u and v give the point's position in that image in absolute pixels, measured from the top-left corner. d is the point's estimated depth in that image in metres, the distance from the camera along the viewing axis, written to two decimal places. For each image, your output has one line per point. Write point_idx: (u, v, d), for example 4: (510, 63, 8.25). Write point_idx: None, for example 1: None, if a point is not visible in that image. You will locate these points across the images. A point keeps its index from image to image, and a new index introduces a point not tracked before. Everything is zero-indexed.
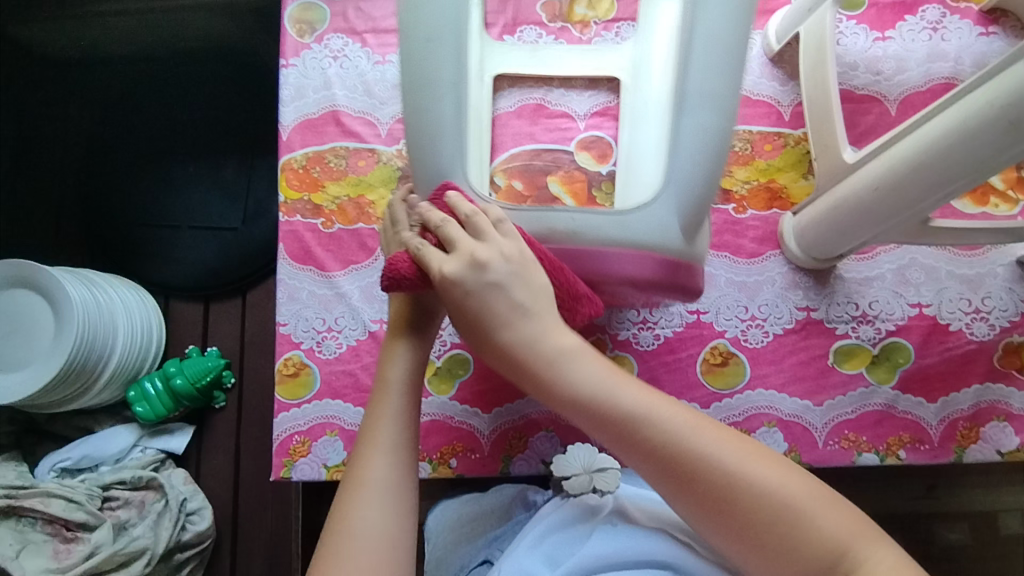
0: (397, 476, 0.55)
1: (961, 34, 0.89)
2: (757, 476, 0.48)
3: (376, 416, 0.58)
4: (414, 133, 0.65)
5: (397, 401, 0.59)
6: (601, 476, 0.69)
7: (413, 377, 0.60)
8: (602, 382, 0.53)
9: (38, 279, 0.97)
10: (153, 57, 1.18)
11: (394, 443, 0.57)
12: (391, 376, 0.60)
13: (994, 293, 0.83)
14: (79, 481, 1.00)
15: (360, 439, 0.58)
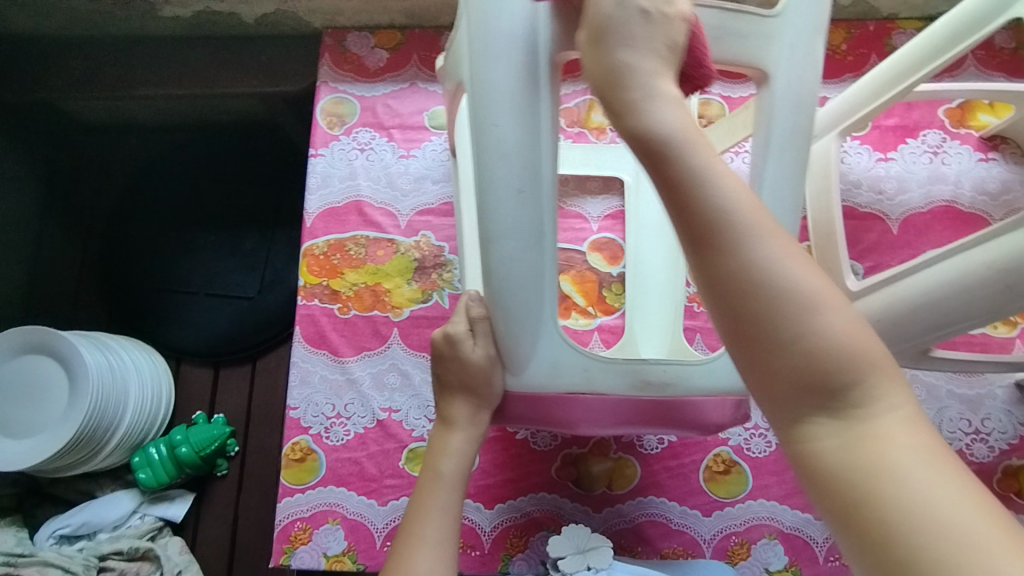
0: (436, 565, 0.61)
1: (961, 159, 0.93)
2: (807, 294, 0.38)
3: (424, 510, 0.64)
4: (498, 295, 0.60)
5: (446, 496, 0.65)
6: (592, 553, 0.74)
7: (462, 473, 0.67)
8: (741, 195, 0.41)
9: (57, 345, 0.99)
10: (187, 128, 1.23)
11: (439, 537, 0.63)
12: (445, 470, 0.67)
13: (993, 414, 0.85)
14: (77, 550, 1.00)
15: (404, 533, 0.64)
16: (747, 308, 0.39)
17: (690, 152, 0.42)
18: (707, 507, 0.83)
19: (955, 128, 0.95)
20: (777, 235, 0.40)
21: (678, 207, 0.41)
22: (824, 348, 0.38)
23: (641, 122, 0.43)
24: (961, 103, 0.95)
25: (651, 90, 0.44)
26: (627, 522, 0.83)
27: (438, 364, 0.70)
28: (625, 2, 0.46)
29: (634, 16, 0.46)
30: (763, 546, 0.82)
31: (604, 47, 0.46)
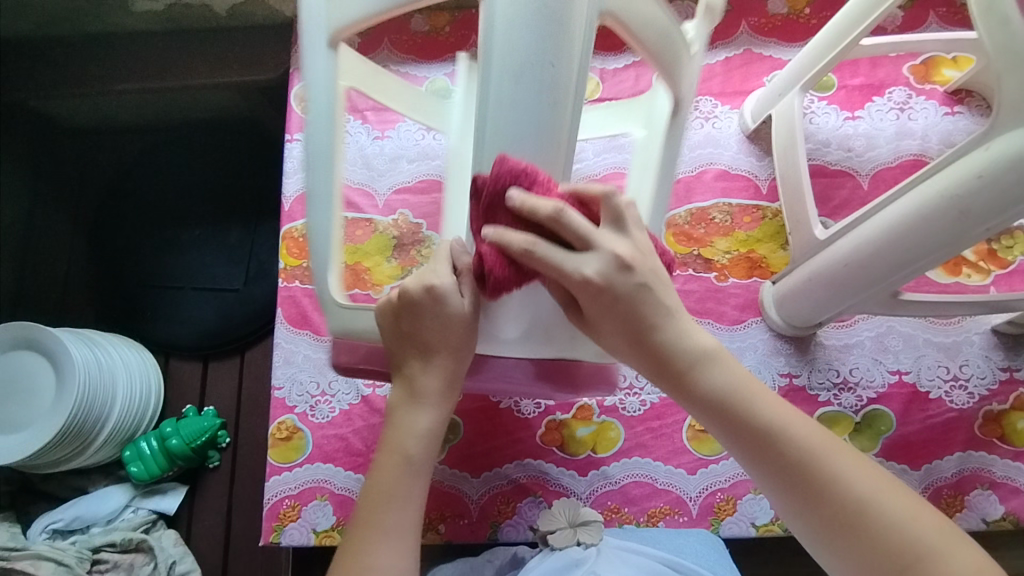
0: (397, 559, 0.59)
1: (927, 113, 0.95)
2: (882, 502, 0.51)
3: (389, 495, 0.62)
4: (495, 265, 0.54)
5: (404, 479, 0.62)
6: (584, 528, 0.74)
7: (423, 453, 0.64)
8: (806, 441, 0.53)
9: (43, 341, 1.00)
10: (166, 127, 1.24)
11: (400, 526, 0.61)
12: (408, 451, 0.63)
13: (971, 360, 0.86)
14: (70, 543, 1.00)
15: (363, 514, 0.62)
16: (840, 522, 0.51)
17: (749, 409, 0.54)
18: (692, 466, 0.84)
19: (920, 84, 0.96)
20: (835, 450, 0.53)
21: (762, 462, 0.54)
22: (912, 543, 0.49)
23: (699, 389, 0.55)
24: (925, 60, 0.97)
25: (695, 349, 0.55)
26: (612, 484, 0.84)
27: (411, 321, 0.61)
28: (624, 280, 0.52)
29: (632, 288, 0.53)
30: (749, 501, 0.82)
31: (633, 308, 0.53)
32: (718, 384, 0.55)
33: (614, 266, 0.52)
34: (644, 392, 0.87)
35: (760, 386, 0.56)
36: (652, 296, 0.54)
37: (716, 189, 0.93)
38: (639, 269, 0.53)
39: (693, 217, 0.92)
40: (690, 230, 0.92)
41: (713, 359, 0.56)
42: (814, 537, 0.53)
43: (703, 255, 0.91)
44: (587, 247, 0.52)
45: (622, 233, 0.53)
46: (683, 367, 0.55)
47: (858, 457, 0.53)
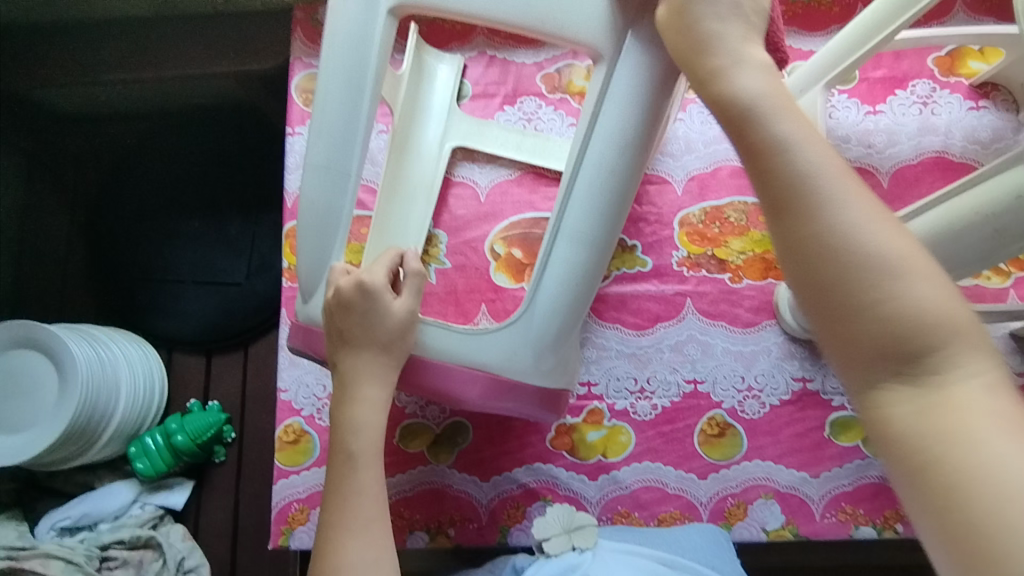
0: (376, 549, 0.57)
1: (951, 108, 0.91)
2: (911, 285, 0.39)
3: (344, 497, 0.59)
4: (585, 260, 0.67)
5: (356, 476, 0.60)
6: (579, 533, 0.74)
7: (373, 446, 0.62)
8: (806, 144, 0.43)
9: (44, 339, 0.98)
10: (163, 114, 1.21)
11: (365, 520, 0.58)
12: (355, 448, 0.61)
13: None
14: (78, 541, 1.00)
15: (325, 525, 0.59)
16: (839, 303, 0.40)
17: (778, 122, 0.44)
18: (702, 470, 0.83)
19: (945, 77, 0.92)
20: (878, 211, 0.41)
21: (749, 145, 0.44)
22: (897, 303, 0.39)
23: (728, 91, 0.47)
24: (950, 51, 0.93)
25: (738, 57, 0.48)
26: (622, 489, 0.83)
27: (341, 317, 0.63)
28: (734, 13, 0.51)
29: (723, 2, 0.51)
30: (760, 506, 0.82)
31: (691, 18, 0.51)
32: (775, 129, 0.43)
33: None
34: (655, 396, 0.85)
35: (803, 115, 0.45)
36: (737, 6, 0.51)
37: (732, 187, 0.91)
38: None
39: (707, 216, 0.90)
40: (703, 230, 0.89)
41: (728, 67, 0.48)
42: (793, 273, 0.42)
43: (717, 255, 0.89)
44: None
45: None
46: (715, 66, 0.48)
47: (884, 210, 0.41)
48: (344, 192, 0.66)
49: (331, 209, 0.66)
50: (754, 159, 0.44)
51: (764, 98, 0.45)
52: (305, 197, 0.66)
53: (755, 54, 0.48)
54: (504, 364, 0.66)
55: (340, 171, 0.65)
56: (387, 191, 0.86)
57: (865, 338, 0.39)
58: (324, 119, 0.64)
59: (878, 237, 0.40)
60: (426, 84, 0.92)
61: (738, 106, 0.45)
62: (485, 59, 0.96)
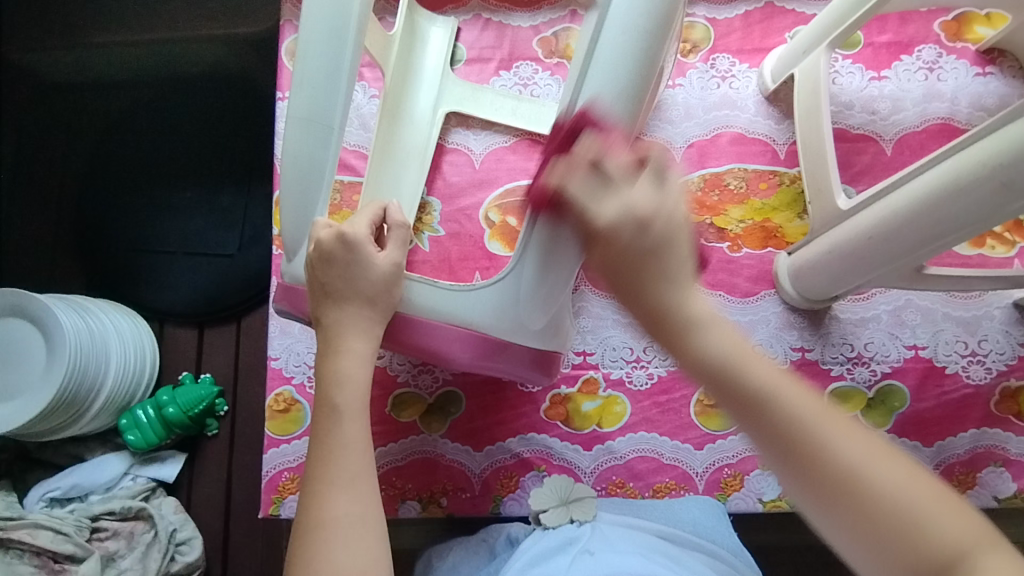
0: (356, 504, 0.55)
1: (957, 74, 0.89)
2: (886, 481, 0.42)
3: (328, 448, 0.58)
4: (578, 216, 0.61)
5: (341, 430, 0.58)
6: (577, 505, 0.73)
7: (359, 399, 0.60)
8: (771, 380, 0.45)
9: (31, 308, 0.97)
10: (152, 82, 1.18)
11: (349, 475, 0.56)
12: (341, 402, 0.60)
13: (990, 335, 0.83)
14: (68, 511, 0.99)
15: (310, 478, 0.57)
16: (838, 494, 0.42)
17: (750, 371, 0.45)
18: (698, 441, 0.82)
19: (952, 42, 0.90)
20: (840, 423, 0.44)
21: (753, 419, 0.45)
22: (890, 497, 0.41)
23: (696, 359, 0.46)
24: (958, 15, 0.91)
25: (699, 315, 0.47)
26: (617, 459, 0.82)
27: (322, 270, 0.62)
28: (634, 234, 0.48)
29: (641, 253, 0.47)
30: (756, 477, 0.81)
31: (640, 280, 0.48)
32: (714, 350, 0.46)
33: (643, 214, 0.47)
34: (651, 365, 0.84)
35: (772, 362, 0.46)
36: (670, 257, 0.47)
37: (731, 154, 0.89)
38: (659, 225, 0.48)
39: (706, 183, 0.88)
40: (702, 197, 0.87)
41: (701, 317, 0.47)
42: (793, 478, 0.44)
43: (716, 224, 0.87)
44: (610, 191, 0.49)
45: (608, 189, 0.49)
46: (675, 325, 0.47)
47: (878, 443, 0.43)
48: (327, 146, 0.63)
49: (312, 164, 0.63)
50: (762, 421, 0.45)
51: (706, 317, 0.47)
52: (286, 152, 0.63)
53: (688, 292, 0.48)
54: (494, 323, 0.65)
55: (323, 124, 0.63)
56: (379, 159, 0.84)
57: (883, 545, 0.41)
58: (305, 70, 0.62)
59: (856, 456, 0.42)
60: (418, 49, 0.89)
61: (727, 369, 0.46)
62: (481, 23, 0.94)
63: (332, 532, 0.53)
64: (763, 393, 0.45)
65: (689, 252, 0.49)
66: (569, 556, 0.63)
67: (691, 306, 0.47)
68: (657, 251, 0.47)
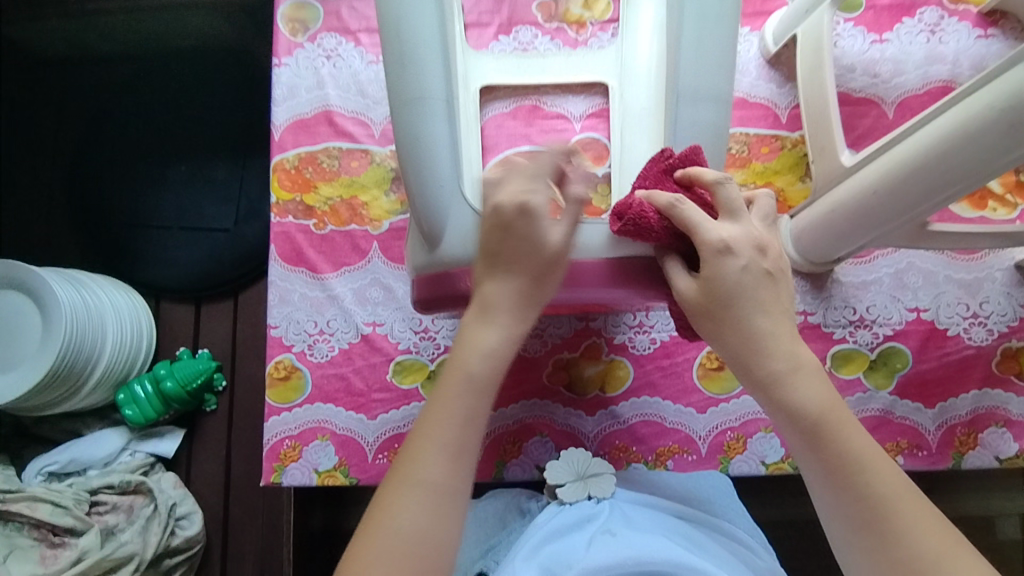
0: (451, 477, 0.51)
1: (959, 36, 0.89)
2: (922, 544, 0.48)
3: (443, 410, 0.52)
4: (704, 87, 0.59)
5: (461, 403, 0.52)
6: (595, 481, 0.68)
7: (492, 374, 0.54)
8: (846, 429, 0.51)
9: (25, 280, 0.95)
10: (145, 55, 1.16)
11: (458, 448, 0.51)
12: (467, 365, 0.53)
13: (992, 297, 0.83)
14: (67, 485, 0.99)
15: (419, 429, 0.53)
16: (874, 524, 0.49)
17: (840, 433, 0.51)
18: (701, 405, 0.82)
19: (953, 4, 0.90)
20: (887, 464, 0.51)
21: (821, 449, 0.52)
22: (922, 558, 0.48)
23: (785, 400, 0.52)
24: None
25: (793, 362, 0.52)
26: (621, 424, 0.82)
27: (495, 238, 0.54)
28: (751, 264, 0.52)
29: (757, 272, 0.52)
30: (759, 439, 0.81)
31: (730, 317, 0.52)
32: (807, 398, 0.51)
33: (762, 246, 0.53)
34: (654, 330, 0.84)
35: (853, 419, 0.53)
36: (767, 288, 0.53)
37: (733, 118, 0.88)
38: (744, 255, 0.52)
39: None
40: None
41: (762, 307, 0.53)
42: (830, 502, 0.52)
43: None
44: (731, 218, 0.54)
45: (740, 221, 0.53)
46: (777, 370, 0.52)
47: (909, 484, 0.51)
48: (436, 121, 0.60)
49: (424, 139, 0.60)
50: (817, 443, 0.52)
51: (807, 367, 0.52)
52: (403, 136, 0.61)
53: (775, 320, 0.52)
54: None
55: (426, 96, 0.60)
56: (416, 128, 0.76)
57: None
58: (394, 47, 0.60)
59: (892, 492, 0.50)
60: None
61: (783, 365, 0.52)
62: None
63: (421, 495, 0.50)
64: (799, 410, 0.52)
65: (785, 299, 0.54)
66: (588, 534, 0.59)
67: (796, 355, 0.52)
68: (766, 278, 0.53)
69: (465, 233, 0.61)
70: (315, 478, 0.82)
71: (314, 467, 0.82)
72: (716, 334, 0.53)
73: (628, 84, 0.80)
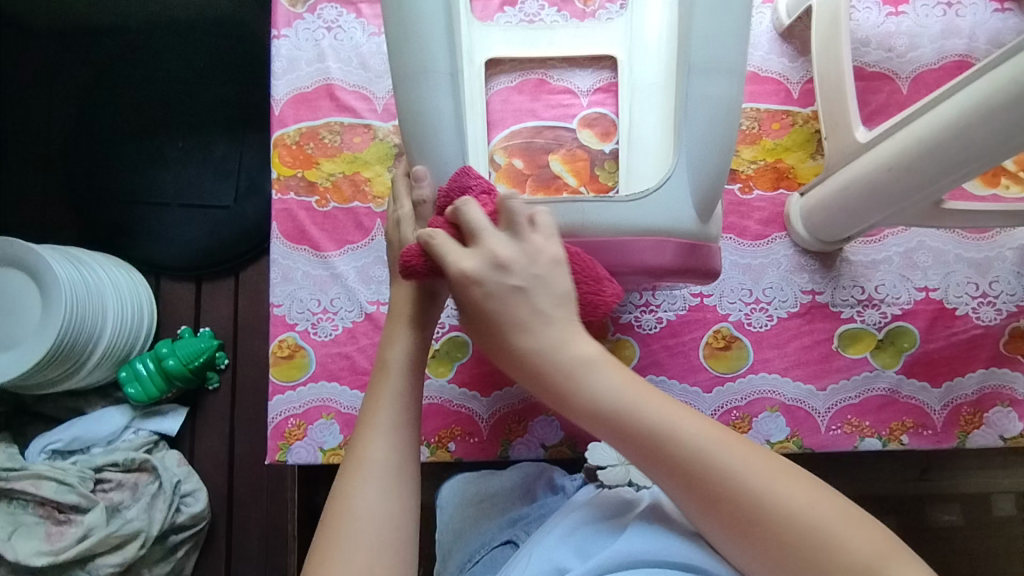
0: (396, 453, 0.52)
1: (976, 10, 0.87)
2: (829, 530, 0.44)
3: (376, 396, 0.55)
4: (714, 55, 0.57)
5: (397, 381, 0.56)
6: (638, 468, 0.67)
7: (412, 355, 0.58)
8: (628, 399, 0.47)
9: (23, 257, 0.94)
10: (139, 26, 1.13)
11: (398, 422, 0.53)
12: (391, 358, 0.57)
13: (1002, 277, 0.82)
14: (71, 463, 0.99)
15: (362, 419, 0.54)
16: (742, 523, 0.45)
17: (641, 413, 0.47)
18: (707, 383, 0.81)
19: None
20: (778, 475, 0.45)
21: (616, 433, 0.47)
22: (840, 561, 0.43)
23: (584, 399, 0.47)
24: None
25: (583, 360, 0.47)
26: None
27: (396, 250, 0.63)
28: (533, 283, 0.47)
29: (503, 292, 0.47)
30: (765, 419, 0.80)
31: (507, 335, 0.48)
32: (604, 389, 0.47)
33: (501, 261, 0.47)
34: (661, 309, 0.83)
35: (717, 426, 0.48)
36: (526, 302, 0.47)
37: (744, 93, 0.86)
38: (518, 271, 0.47)
39: None
40: None
41: (524, 291, 0.47)
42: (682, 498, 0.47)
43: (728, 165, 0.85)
44: (509, 239, 0.48)
45: (519, 241, 0.48)
46: (647, 428, 0.46)
47: (733, 436, 0.47)
48: (439, 91, 0.57)
49: (428, 116, 0.57)
50: (613, 426, 0.47)
51: (592, 360, 0.48)
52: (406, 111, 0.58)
53: (624, 375, 0.48)
54: (696, 221, 0.60)
55: (429, 68, 0.56)
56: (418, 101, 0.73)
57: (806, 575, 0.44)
58: (396, 17, 0.57)
59: (706, 450, 0.46)
60: None
61: (568, 366, 0.47)
62: None
63: (371, 473, 0.50)
64: (593, 407, 0.47)
65: (574, 301, 0.49)
66: (622, 518, 0.58)
67: (573, 350, 0.48)
68: (522, 290, 0.47)
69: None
70: (319, 457, 0.81)
71: (319, 446, 0.82)
72: (493, 352, 0.50)
73: (636, 56, 0.79)
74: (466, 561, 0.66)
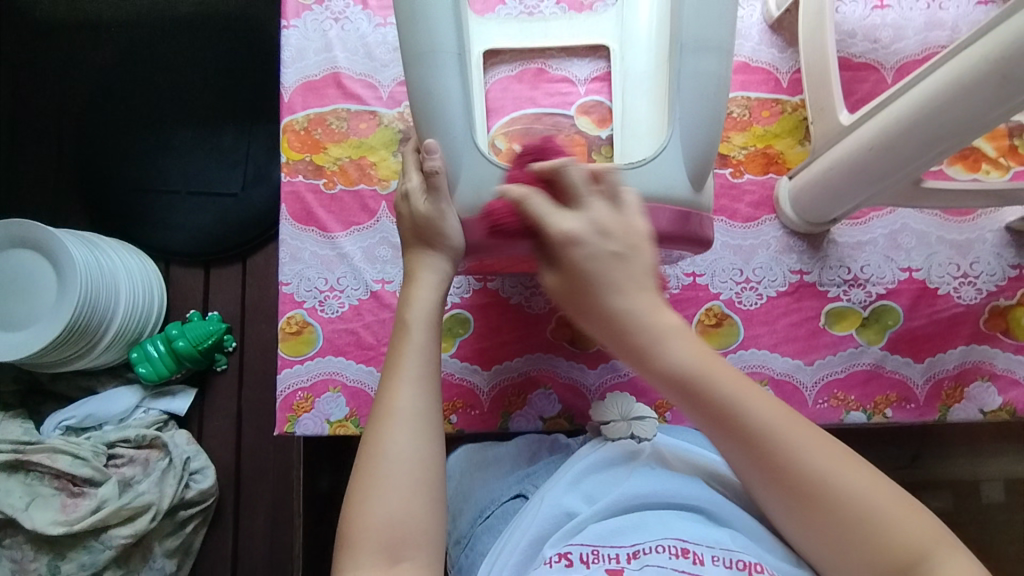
0: (424, 402, 0.56)
1: (958, 3, 0.90)
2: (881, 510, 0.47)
3: (407, 347, 0.59)
4: (695, 34, 0.62)
5: (422, 334, 0.60)
6: (639, 422, 0.69)
7: (431, 312, 0.61)
8: (699, 366, 0.50)
9: (40, 239, 0.98)
10: (151, 19, 1.17)
11: (422, 373, 0.57)
12: (411, 316, 0.61)
13: (982, 258, 0.86)
14: (85, 438, 1.02)
15: (386, 371, 0.58)
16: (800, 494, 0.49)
17: (718, 390, 0.50)
18: None
19: None
20: (811, 437, 0.49)
21: (695, 403, 0.51)
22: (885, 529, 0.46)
23: (661, 367, 0.50)
24: None
25: (661, 331, 0.50)
26: (621, 377, 0.85)
27: (407, 219, 0.66)
28: (597, 251, 0.51)
29: (605, 256, 0.50)
30: None
31: (590, 302, 0.51)
32: (674, 359, 0.50)
33: (607, 229, 0.51)
34: None
35: (729, 367, 0.51)
36: (623, 268, 0.50)
37: (735, 82, 0.90)
38: (618, 240, 0.51)
39: None
40: None
41: (625, 259, 0.51)
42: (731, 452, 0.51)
43: (720, 150, 0.88)
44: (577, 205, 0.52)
45: (617, 208, 0.52)
46: (642, 342, 0.50)
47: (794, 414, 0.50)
48: (447, 71, 0.61)
49: (438, 93, 0.61)
50: (684, 392, 0.50)
51: (672, 330, 0.51)
52: (415, 92, 0.62)
53: (648, 297, 0.51)
54: (690, 189, 0.64)
55: (438, 49, 0.60)
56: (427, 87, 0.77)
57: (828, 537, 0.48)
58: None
59: (775, 428, 0.49)
60: None
61: (640, 334, 0.50)
62: None
63: (398, 420, 0.55)
64: (672, 372, 0.50)
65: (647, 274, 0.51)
66: (625, 469, 0.62)
67: (650, 319, 0.51)
68: (619, 256, 0.50)
69: (480, 184, 0.63)
70: (327, 429, 0.85)
71: (325, 418, 0.85)
72: (577, 310, 0.53)
73: (627, 46, 0.81)
74: (477, 517, 0.69)
